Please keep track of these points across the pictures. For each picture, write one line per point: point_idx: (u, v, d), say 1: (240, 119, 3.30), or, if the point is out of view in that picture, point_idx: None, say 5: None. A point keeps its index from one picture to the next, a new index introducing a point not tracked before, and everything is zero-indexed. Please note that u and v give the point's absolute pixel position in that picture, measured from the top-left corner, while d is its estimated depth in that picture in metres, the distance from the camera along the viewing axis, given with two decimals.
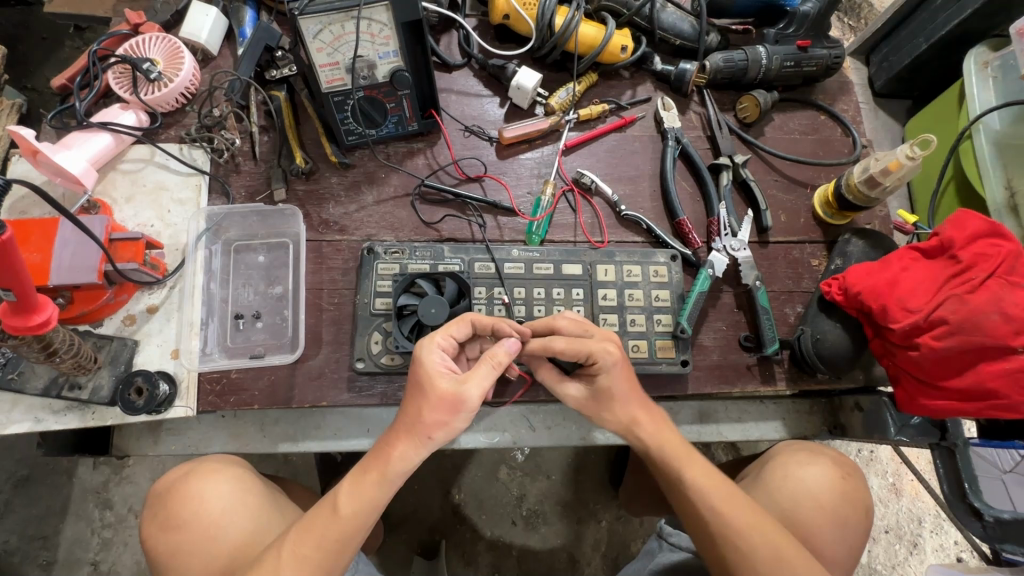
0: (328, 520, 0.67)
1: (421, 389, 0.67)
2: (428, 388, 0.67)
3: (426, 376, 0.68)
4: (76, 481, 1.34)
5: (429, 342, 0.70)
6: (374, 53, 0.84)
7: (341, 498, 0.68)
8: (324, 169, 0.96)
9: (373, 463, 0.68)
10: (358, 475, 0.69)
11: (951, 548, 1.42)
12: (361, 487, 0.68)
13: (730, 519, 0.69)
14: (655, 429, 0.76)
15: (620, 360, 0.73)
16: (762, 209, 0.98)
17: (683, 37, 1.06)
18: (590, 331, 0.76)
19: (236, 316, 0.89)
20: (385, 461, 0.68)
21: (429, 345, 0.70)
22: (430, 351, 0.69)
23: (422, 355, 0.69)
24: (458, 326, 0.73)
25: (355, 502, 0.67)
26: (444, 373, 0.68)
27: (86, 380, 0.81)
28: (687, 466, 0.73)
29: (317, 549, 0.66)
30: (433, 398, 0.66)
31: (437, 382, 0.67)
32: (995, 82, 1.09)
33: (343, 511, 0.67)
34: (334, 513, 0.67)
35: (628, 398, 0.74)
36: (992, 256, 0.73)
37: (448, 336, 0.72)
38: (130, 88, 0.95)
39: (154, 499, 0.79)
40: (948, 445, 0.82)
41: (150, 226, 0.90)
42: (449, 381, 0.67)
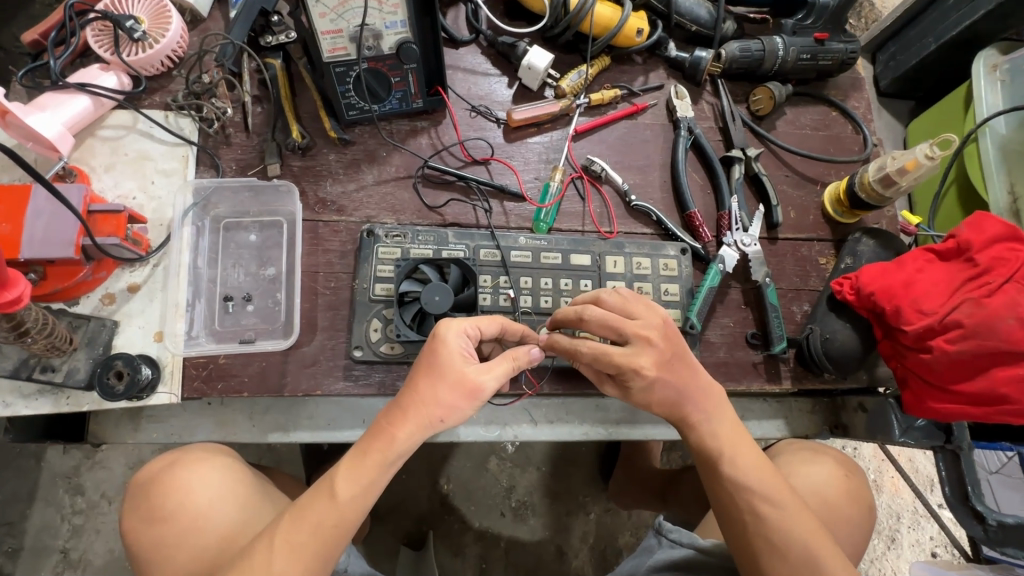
0: (326, 507, 0.63)
1: (435, 368, 0.65)
2: (445, 369, 0.65)
3: (449, 361, 0.65)
4: (44, 466, 1.27)
5: (456, 326, 0.67)
6: (381, 22, 0.79)
7: (337, 482, 0.64)
8: (322, 145, 0.91)
9: (373, 445, 0.65)
10: (355, 459, 0.65)
11: (927, 543, 1.44)
12: (359, 470, 0.64)
13: (752, 482, 0.71)
14: (705, 417, 0.73)
15: (659, 370, 0.70)
16: (773, 205, 0.96)
17: (700, 23, 1.03)
18: (624, 335, 0.70)
19: (225, 298, 0.84)
20: (386, 443, 0.64)
21: (456, 329, 0.67)
22: (457, 335, 0.67)
23: (443, 335, 0.66)
24: (486, 320, 0.70)
25: (353, 486, 0.64)
26: (468, 359, 0.66)
27: (61, 362, 0.75)
28: (731, 458, 0.72)
29: (313, 536, 0.62)
30: (452, 379, 0.64)
31: (459, 366, 0.65)
32: (1003, 86, 1.07)
33: (341, 496, 0.63)
34: (331, 499, 0.64)
35: (680, 394, 0.71)
36: (1011, 260, 0.74)
37: (475, 327, 0.69)
38: (111, 48, 0.87)
39: (136, 490, 0.75)
40: (953, 448, 0.86)
41: (131, 198, 0.84)
42: (470, 369, 0.66)
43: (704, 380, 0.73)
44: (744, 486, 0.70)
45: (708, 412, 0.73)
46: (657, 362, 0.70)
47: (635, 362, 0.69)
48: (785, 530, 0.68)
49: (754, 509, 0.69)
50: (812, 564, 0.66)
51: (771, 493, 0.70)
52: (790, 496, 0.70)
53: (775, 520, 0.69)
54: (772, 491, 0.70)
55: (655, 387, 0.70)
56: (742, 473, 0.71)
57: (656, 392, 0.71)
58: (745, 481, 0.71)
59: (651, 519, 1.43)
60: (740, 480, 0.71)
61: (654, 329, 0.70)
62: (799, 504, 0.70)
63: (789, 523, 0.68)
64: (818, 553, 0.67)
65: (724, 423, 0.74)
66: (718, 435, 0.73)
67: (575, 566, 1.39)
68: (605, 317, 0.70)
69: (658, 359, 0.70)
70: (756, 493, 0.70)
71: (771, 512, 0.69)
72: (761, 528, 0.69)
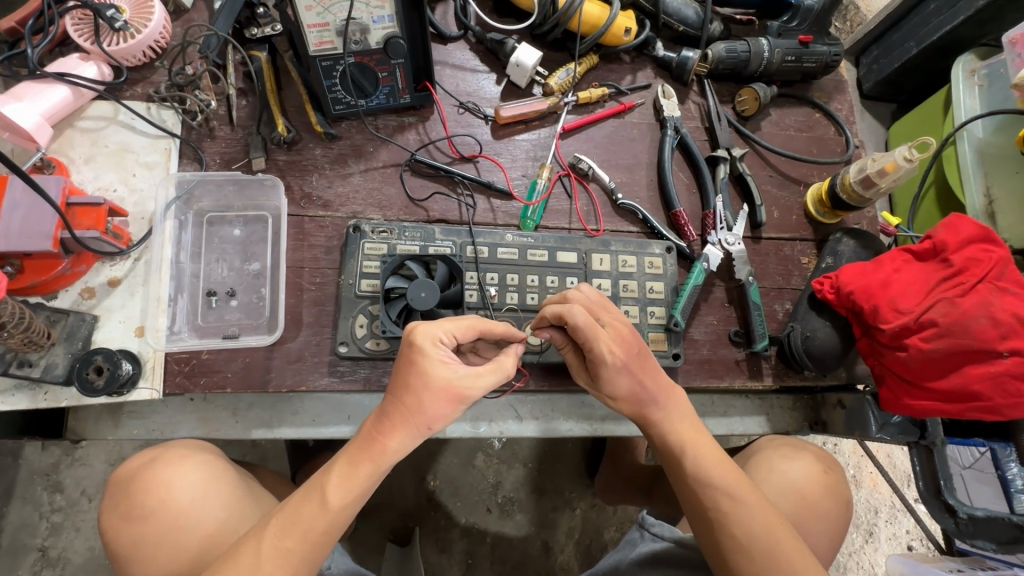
0: (315, 513, 0.63)
1: (419, 379, 0.64)
2: (430, 381, 0.64)
3: (432, 372, 0.64)
4: (22, 463, 1.25)
5: (431, 333, 0.66)
6: (368, 16, 0.78)
7: (329, 491, 0.64)
8: (308, 139, 0.90)
9: (364, 455, 0.65)
10: (350, 464, 0.65)
11: (903, 536, 1.48)
12: (352, 478, 0.65)
13: (710, 476, 0.72)
14: (662, 416, 0.76)
15: (628, 359, 0.72)
16: (757, 205, 0.97)
17: (687, 23, 1.04)
18: (601, 320, 0.73)
19: (208, 293, 0.83)
20: (379, 454, 0.65)
21: (431, 339, 0.65)
22: (434, 343, 0.65)
23: (420, 345, 0.64)
24: (461, 326, 0.68)
25: (345, 494, 0.64)
26: (449, 365, 0.65)
27: (38, 358, 0.74)
28: (693, 452, 0.74)
29: (302, 543, 0.62)
30: (437, 389, 0.64)
31: (443, 375, 0.64)
32: (981, 90, 1.09)
33: (333, 505, 0.64)
34: (321, 507, 0.64)
35: (655, 389, 0.75)
36: (984, 262, 0.76)
37: (451, 332, 0.67)
38: (91, 37, 0.85)
39: (115, 486, 0.74)
40: (927, 443, 0.88)
41: (112, 190, 0.83)
42: (454, 375, 0.64)
43: (658, 376, 0.75)
44: (705, 479, 0.72)
45: (666, 410, 0.76)
46: (626, 351, 0.72)
47: (609, 351, 0.71)
48: (744, 520, 0.68)
49: (715, 503, 0.70)
50: (776, 559, 0.66)
51: (732, 486, 0.71)
52: (754, 492, 0.71)
53: (737, 515, 0.69)
54: (733, 485, 0.71)
55: (621, 382, 0.73)
56: (704, 467, 0.73)
57: (623, 387, 0.74)
58: (706, 474, 0.72)
59: (636, 515, 1.44)
60: (701, 473, 0.72)
61: (624, 325, 0.74)
62: (761, 497, 0.71)
63: (748, 514, 0.69)
64: (780, 543, 0.67)
65: (684, 419, 0.76)
66: (680, 430, 0.75)
67: (560, 561, 1.40)
68: (590, 301, 0.74)
69: (627, 348, 0.72)
70: (716, 483, 0.71)
71: (733, 506, 0.69)
72: (723, 521, 0.69)
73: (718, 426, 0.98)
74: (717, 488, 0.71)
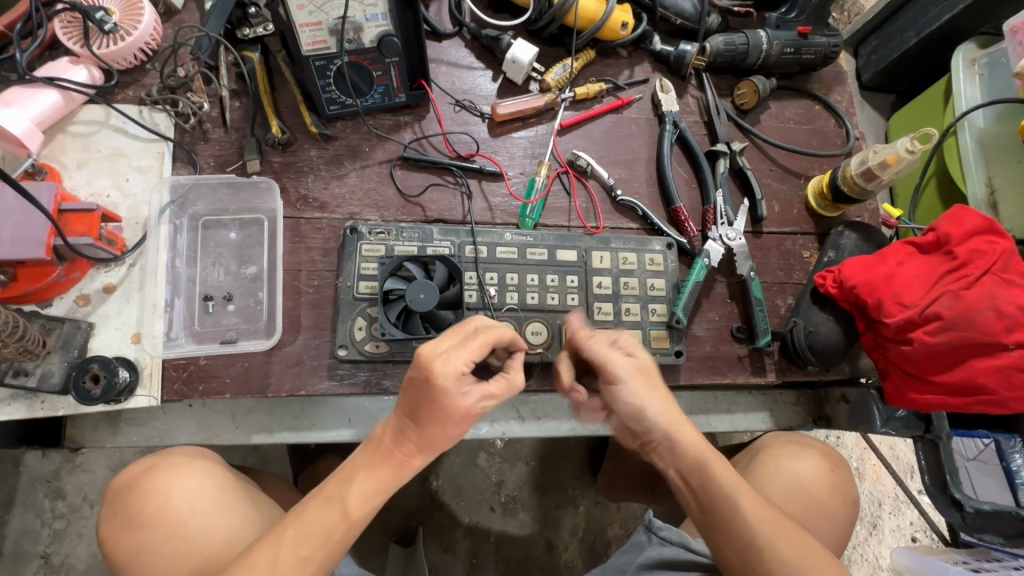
0: (333, 521, 0.63)
1: (441, 414, 0.62)
2: (453, 412, 0.61)
3: (454, 406, 0.61)
4: (23, 470, 1.25)
5: (452, 370, 0.61)
6: (361, 14, 0.77)
7: (346, 500, 0.64)
8: (303, 140, 0.89)
9: (383, 463, 0.65)
10: (367, 473, 0.65)
11: (907, 528, 1.48)
12: (375, 485, 0.65)
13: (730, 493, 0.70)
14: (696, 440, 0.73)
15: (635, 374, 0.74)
16: (758, 199, 0.96)
17: (684, 16, 1.03)
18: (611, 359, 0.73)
19: (205, 298, 0.82)
20: (398, 464, 0.65)
21: (454, 376, 0.60)
22: (456, 380, 0.61)
23: (440, 383, 0.60)
24: (475, 349, 0.63)
25: (366, 502, 0.65)
26: (466, 393, 0.62)
27: (34, 366, 0.73)
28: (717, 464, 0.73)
29: (320, 550, 0.62)
30: (458, 420, 0.62)
31: (464, 405, 0.62)
32: (982, 79, 1.08)
33: (354, 514, 0.64)
34: (340, 516, 0.64)
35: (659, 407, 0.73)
36: (988, 253, 0.75)
37: (469, 361, 0.62)
38: (80, 40, 0.84)
39: (113, 495, 0.73)
40: (932, 437, 0.87)
41: (105, 195, 0.82)
42: (474, 403, 0.62)
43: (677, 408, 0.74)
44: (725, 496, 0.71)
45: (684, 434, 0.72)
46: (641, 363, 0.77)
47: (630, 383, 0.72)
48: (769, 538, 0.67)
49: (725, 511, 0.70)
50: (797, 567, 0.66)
51: (753, 507, 0.69)
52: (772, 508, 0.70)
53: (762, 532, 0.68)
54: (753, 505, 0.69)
55: (640, 411, 0.72)
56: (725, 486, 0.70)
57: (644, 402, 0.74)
58: (733, 497, 0.69)
59: (640, 512, 1.44)
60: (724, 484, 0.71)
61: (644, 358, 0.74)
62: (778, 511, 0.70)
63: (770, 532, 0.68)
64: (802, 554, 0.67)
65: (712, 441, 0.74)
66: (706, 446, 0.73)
67: (564, 559, 1.40)
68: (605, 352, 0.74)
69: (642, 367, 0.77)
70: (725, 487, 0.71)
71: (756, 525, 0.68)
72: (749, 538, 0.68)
73: (721, 422, 0.98)
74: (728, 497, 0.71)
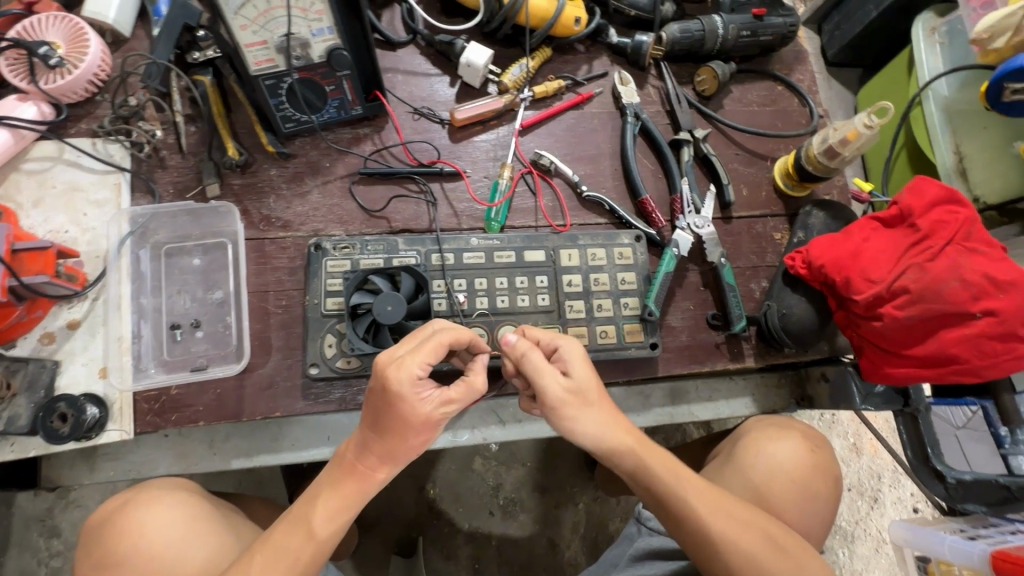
0: (302, 542, 0.63)
1: (399, 421, 0.61)
2: (410, 418, 0.61)
3: (413, 412, 0.61)
4: (15, 510, 1.24)
5: (406, 374, 0.61)
6: (307, 31, 0.76)
7: (316, 520, 0.64)
8: (262, 160, 0.88)
9: (347, 480, 0.65)
10: (333, 493, 0.65)
11: (908, 499, 1.48)
12: (340, 504, 0.65)
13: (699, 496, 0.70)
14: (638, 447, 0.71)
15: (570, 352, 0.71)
16: (724, 184, 0.96)
17: (638, 7, 1.03)
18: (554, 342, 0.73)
19: (172, 327, 0.82)
20: (363, 480, 0.65)
21: (408, 381, 0.61)
22: (411, 383, 0.61)
23: (396, 389, 0.60)
24: (430, 351, 0.63)
25: (332, 522, 0.64)
26: (423, 398, 0.62)
27: (1, 410, 0.73)
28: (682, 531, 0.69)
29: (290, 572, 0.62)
30: (417, 426, 0.62)
31: (422, 412, 0.62)
32: (943, 48, 1.08)
33: (321, 534, 0.63)
34: (308, 537, 0.63)
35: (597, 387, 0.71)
36: (950, 224, 0.75)
37: (425, 365, 0.62)
38: (27, 77, 0.83)
39: (90, 533, 0.72)
40: (911, 410, 0.86)
41: (63, 232, 0.81)
42: (432, 409, 0.62)
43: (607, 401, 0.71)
44: (732, 559, 0.67)
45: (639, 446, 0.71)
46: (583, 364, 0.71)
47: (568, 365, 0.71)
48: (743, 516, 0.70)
49: (755, 574, 0.66)
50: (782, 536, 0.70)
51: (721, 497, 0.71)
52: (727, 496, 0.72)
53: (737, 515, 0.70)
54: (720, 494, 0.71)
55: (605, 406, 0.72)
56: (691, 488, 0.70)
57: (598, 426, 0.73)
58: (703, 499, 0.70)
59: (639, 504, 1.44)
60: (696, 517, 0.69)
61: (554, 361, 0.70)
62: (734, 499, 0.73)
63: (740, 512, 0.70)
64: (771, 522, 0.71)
65: (655, 446, 0.72)
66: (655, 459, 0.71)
67: (568, 558, 1.39)
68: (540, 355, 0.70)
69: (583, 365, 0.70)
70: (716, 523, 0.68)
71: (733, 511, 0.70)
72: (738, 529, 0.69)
73: (704, 411, 0.98)
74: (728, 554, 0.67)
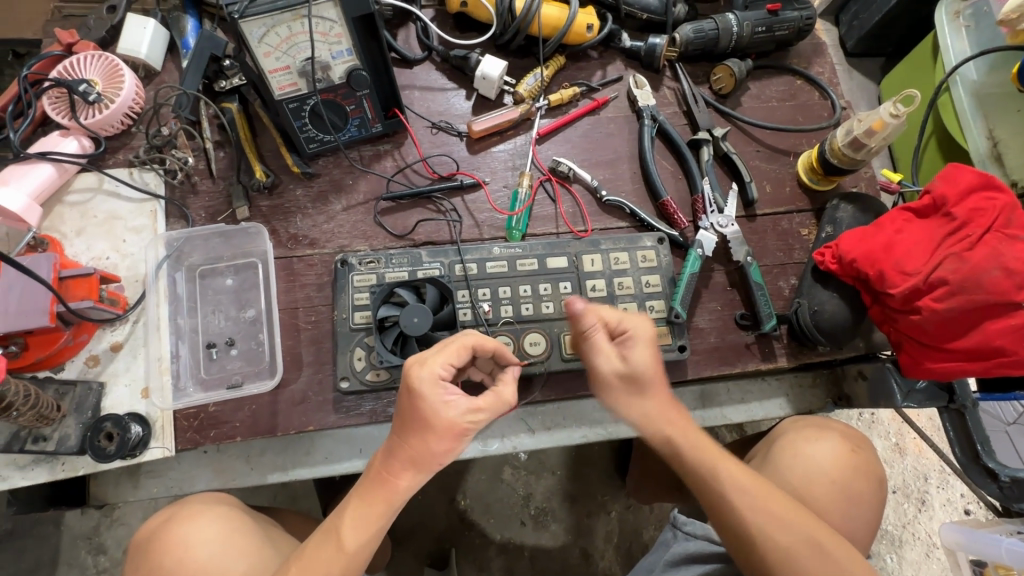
0: (332, 555, 0.63)
1: (421, 424, 0.62)
2: (433, 422, 0.61)
3: (437, 415, 0.62)
4: (64, 529, 1.28)
5: (428, 373, 0.63)
6: (328, 53, 0.79)
7: (345, 532, 0.64)
8: (288, 181, 0.91)
9: (374, 491, 0.65)
10: (361, 505, 0.65)
11: (958, 501, 1.42)
12: (367, 516, 0.64)
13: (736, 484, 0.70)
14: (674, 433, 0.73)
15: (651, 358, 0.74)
16: (747, 182, 0.94)
17: (650, 11, 1.03)
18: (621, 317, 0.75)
19: (208, 346, 0.84)
20: (389, 492, 0.64)
21: (430, 379, 0.62)
22: (432, 383, 0.62)
23: (418, 388, 0.62)
24: (453, 353, 0.65)
25: (360, 533, 0.64)
26: (450, 404, 0.62)
27: (51, 431, 0.76)
28: (723, 517, 0.69)
29: None
30: (440, 431, 0.62)
31: (446, 415, 0.62)
32: (969, 31, 1.05)
33: (349, 546, 0.63)
34: (338, 549, 0.64)
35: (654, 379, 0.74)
36: (988, 210, 0.72)
37: (447, 365, 0.64)
38: (68, 113, 0.88)
39: (138, 548, 0.75)
40: (957, 407, 0.82)
41: (105, 259, 0.85)
42: (457, 414, 0.62)
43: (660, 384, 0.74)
44: (773, 547, 0.66)
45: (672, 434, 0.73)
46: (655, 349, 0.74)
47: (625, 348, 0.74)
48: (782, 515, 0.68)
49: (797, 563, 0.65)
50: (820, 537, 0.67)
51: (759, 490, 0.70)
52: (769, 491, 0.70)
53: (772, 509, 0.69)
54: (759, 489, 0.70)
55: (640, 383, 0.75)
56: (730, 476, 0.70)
57: (637, 408, 0.74)
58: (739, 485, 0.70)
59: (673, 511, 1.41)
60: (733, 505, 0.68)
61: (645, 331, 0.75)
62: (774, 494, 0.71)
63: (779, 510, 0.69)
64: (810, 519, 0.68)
65: (694, 433, 0.73)
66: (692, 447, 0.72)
67: (602, 568, 1.37)
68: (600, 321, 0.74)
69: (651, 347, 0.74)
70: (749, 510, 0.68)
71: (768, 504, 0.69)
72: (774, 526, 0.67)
73: (736, 413, 0.96)
74: (770, 544, 0.66)
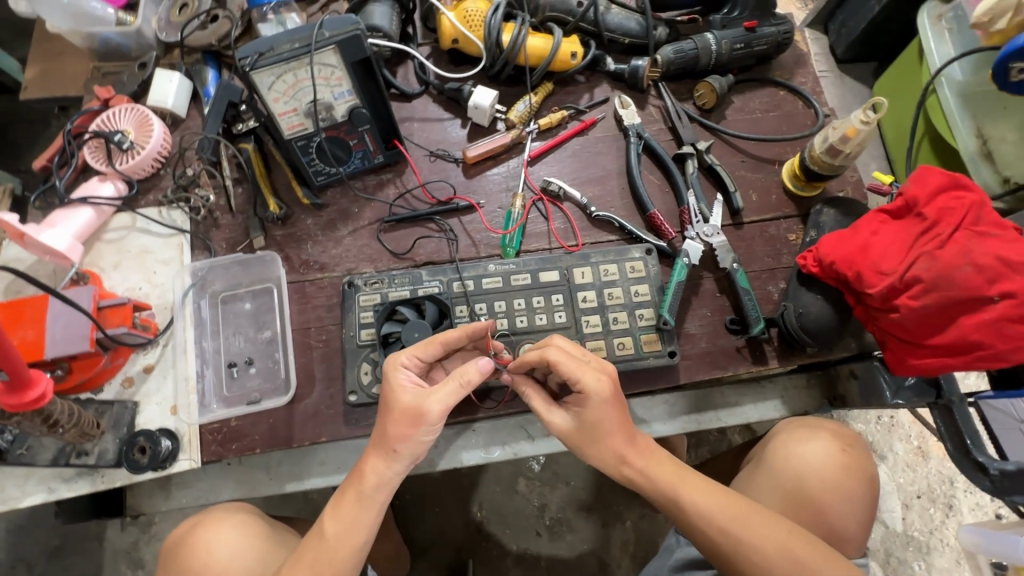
0: (316, 545, 0.70)
1: (383, 406, 0.72)
2: (392, 404, 0.71)
3: (393, 397, 0.71)
4: (106, 544, 1.37)
5: (394, 361, 0.74)
6: (329, 95, 0.87)
7: (326, 523, 0.71)
8: (299, 212, 0.99)
9: (348, 484, 0.72)
10: (338, 498, 0.72)
11: (988, 505, 1.38)
12: (344, 512, 0.70)
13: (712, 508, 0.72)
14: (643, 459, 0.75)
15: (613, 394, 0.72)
16: (731, 192, 0.98)
17: (632, 35, 1.09)
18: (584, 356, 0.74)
19: (230, 365, 0.92)
20: (358, 481, 0.71)
21: (393, 366, 0.73)
22: (395, 369, 0.73)
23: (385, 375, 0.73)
24: (422, 345, 0.75)
25: (338, 523, 0.70)
26: (404, 387, 0.72)
27: (92, 446, 0.84)
28: (704, 541, 0.72)
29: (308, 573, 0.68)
30: (394, 412, 0.70)
31: (399, 398, 0.71)
32: (952, 33, 1.07)
33: (328, 533, 0.70)
34: (320, 537, 0.70)
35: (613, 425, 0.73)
36: (957, 208, 0.74)
37: (414, 356, 0.75)
38: (105, 160, 0.98)
39: (168, 553, 0.82)
40: (945, 402, 0.82)
41: (138, 289, 0.94)
42: (408, 396, 0.71)
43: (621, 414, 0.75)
44: (750, 563, 0.68)
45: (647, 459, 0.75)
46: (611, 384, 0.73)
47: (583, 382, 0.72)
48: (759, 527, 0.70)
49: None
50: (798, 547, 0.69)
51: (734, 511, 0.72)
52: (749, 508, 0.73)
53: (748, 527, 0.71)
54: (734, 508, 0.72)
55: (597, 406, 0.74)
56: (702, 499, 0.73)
57: (612, 448, 0.75)
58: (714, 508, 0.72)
59: None
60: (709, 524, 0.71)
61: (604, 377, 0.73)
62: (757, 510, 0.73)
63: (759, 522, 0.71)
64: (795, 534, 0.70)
65: (661, 458, 0.75)
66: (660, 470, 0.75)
67: None
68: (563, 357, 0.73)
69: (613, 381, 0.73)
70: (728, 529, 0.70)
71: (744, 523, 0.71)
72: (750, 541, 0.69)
73: (732, 417, 0.97)
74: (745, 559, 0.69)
